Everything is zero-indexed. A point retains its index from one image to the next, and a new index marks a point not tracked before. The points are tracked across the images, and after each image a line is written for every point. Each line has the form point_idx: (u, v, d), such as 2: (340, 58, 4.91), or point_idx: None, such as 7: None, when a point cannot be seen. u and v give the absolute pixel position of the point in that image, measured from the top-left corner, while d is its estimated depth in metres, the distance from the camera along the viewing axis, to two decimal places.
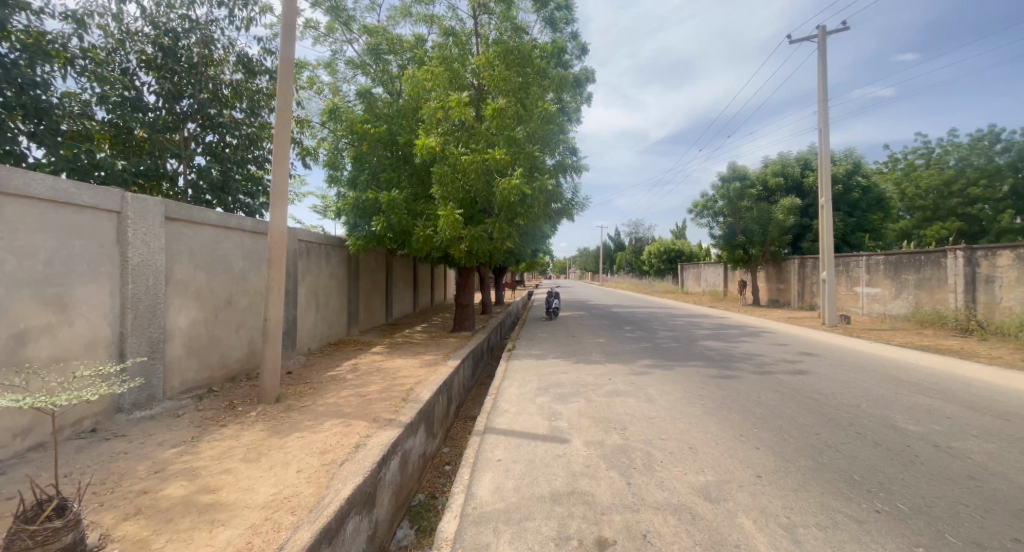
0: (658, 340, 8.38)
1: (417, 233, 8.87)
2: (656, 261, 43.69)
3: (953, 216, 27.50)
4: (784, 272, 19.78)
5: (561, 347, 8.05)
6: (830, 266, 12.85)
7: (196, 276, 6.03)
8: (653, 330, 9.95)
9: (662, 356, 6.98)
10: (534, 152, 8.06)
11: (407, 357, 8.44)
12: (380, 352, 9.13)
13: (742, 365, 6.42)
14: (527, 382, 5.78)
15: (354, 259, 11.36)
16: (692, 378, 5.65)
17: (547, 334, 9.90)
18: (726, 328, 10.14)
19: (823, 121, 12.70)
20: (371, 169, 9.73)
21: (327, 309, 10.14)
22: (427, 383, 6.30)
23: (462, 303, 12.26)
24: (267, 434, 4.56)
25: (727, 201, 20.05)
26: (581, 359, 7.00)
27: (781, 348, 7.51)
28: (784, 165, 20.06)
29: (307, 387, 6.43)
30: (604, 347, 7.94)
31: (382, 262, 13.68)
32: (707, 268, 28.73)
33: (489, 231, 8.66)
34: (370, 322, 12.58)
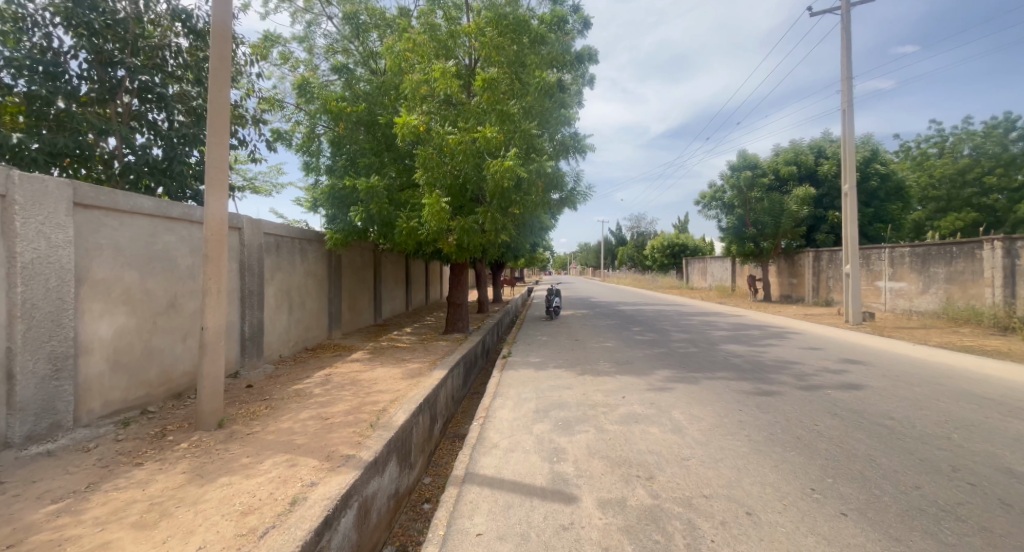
0: (674, 345, 7.39)
1: (400, 224, 7.85)
2: (659, 256, 42.65)
3: (968, 206, 26.41)
4: (796, 266, 18.78)
5: (564, 354, 7.05)
6: (854, 259, 11.84)
7: (122, 275, 4.99)
8: (665, 331, 8.94)
9: (681, 365, 5.97)
10: (530, 130, 7.04)
11: (388, 366, 7.43)
12: (360, 359, 8.12)
13: (778, 376, 5.41)
14: (523, 400, 4.78)
15: (335, 255, 10.35)
16: (723, 396, 4.66)
17: (548, 337, 8.89)
18: (746, 328, 9.13)
19: (847, 100, 11.65)
20: (350, 153, 8.72)
21: (303, 310, 9.14)
22: (404, 401, 5.28)
23: (454, 302, 11.28)
24: (188, 477, 3.54)
25: (738, 191, 19.09)
26: (587, 369, 5.99)
27: (817, 354, 6.50)
28: (797, 153, 18.95)
29: (263, 407, 5.42)
30: (613, 353, 6.93)
31: (368, 258, 12.67)
32: (713, 262, 27.68)
33: (481, 221, 7.66)
34: (355, 324, 11.60)
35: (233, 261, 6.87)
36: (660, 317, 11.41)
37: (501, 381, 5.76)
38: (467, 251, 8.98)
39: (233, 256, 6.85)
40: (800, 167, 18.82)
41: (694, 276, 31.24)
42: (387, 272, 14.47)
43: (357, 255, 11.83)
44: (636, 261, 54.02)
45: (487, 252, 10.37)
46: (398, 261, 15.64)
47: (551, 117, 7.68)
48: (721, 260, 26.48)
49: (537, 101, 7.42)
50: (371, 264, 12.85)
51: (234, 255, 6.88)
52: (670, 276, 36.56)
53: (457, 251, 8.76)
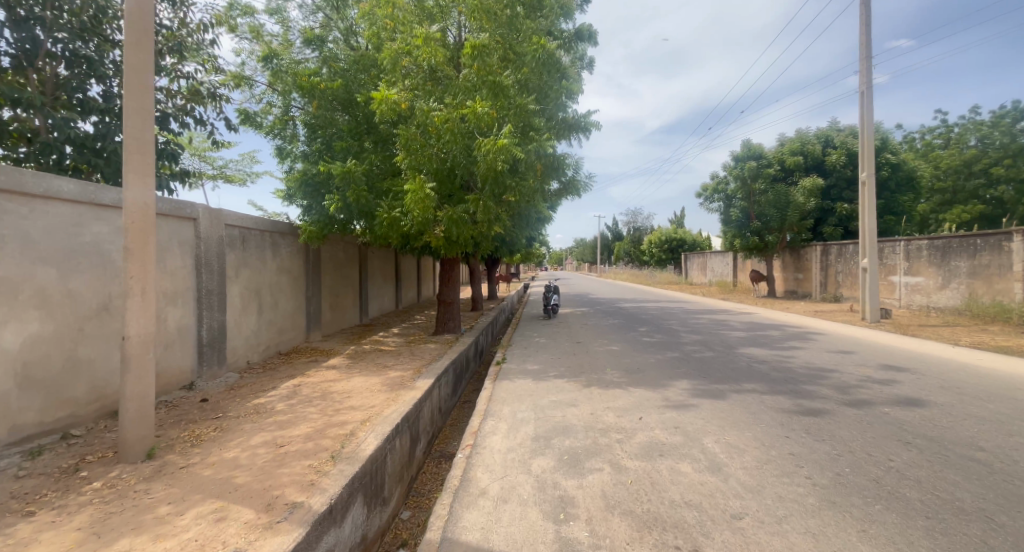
0: (688, 349, 6.60)
1: (380, 214, 7.01)
2: (657, 251, 41.91)
3: (973, 199, 25.82)
4: (802, 261, 18.07)
5: (565, 360, 6.24)
6: (872, 252, 11.08)
7: (34, 273, 4.11)
8: (674, 332, 8.15)
9: (701, 374, 5.17)
10: (526, 106, 6.20)
11: (367, 374, 6.59)
12: (337, 366, 7.27)
13: (817, 388, 4.63)
14: (519, 421, 3.96)
15: (312, 249, 9.48)
16: (759, 415, 3.86)
17: (546, 339, 8.09)
18: (762, 329, 8.37)
19: (866, 82, 10.88)
20: (326, 135, 7.86)
21: (276, 311, 8.27)
22: (377, 420, 4.45)
23: (444, 300, 10.44)
24: (80, 539, 2.69)
25: (742, 182, 18.29)
26: (592, 379, 5.18)
27: (852, 359, 5.72)
28: (803, 143, 18.15)
29: (211, 428, 4.57)
30: (620, 359, 6.13)
31: (352, 253, 11.80)
32: (714, 257, 26.92)
33: (471, 210, 6.81)
34: (337, 324, 10.75)
35: (187, 256, 5.99)
36: (666, 315, 10.63)
37: (493, 393, 4.94)
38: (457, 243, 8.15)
39: (186, 250, 5.97)
40: (807, 157, 18.03)
41: (694, 271, 30.50)
42: (374, 268, 13.60)
43: (339, 250, 10.97)
44: (633, 257, 53.21)
45: (479, 244, 9.55)
46: (386, 256, 14.76)
47: (550, 90, 6.81)
48: (722, 254, 25.72)
49: (534, 73, 6.55)
50: (355, 259, 11.98)
51: (187, 249, 6.00)
52: (669, 271, 35.84)
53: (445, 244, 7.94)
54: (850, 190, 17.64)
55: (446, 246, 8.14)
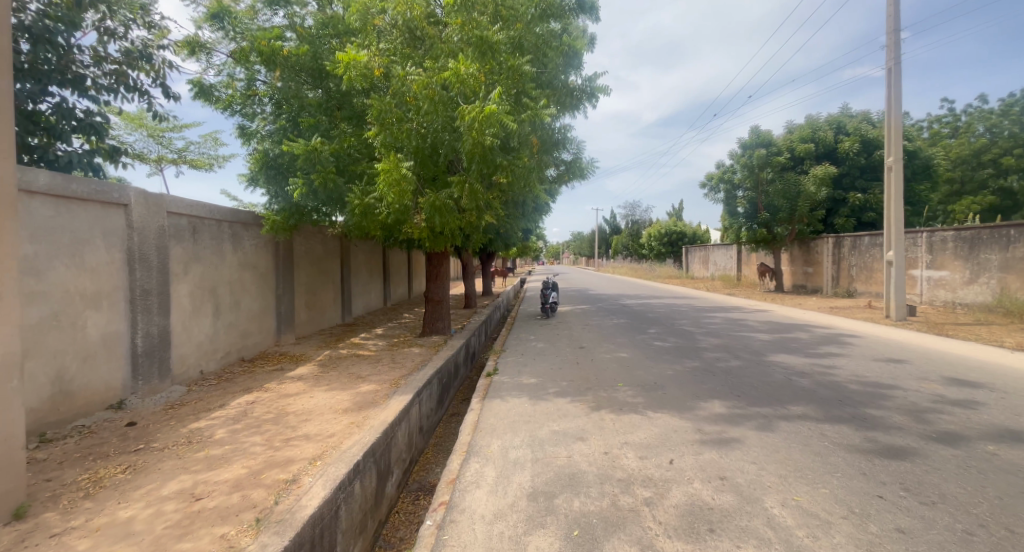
0: (710, 356, 5.68)
1: (351, 200, 6.02)
2: (656, 244, 41.00)
3: (983, 190, 25.00)
4: (812, 254, 17.19)
5: (567, 371, 5.29)
6: (898, 244, 10.17)
7: None
8: (688, 335, 7.21)
9: (733, 392, 4.23)
10: (520, 68, 5.21)
11: (336, 388, 5.62)
12: (303, 376, 6.30)
13: (884, 411, 3.71)
14: (512, 466, 3.00)
15: (282, 242, 8.47)
16: (826, 456, 2.93)
17: (544, 343, 7.13)
18: (787, 330, 7.45)
19: (893, 57, 9.94)
20: (292, 111, 6.89)
21: (237, 312, 7.26)
22: (331, 458, 3.49)
23: (431, 298, 9.48)
24: None
25: (750, 171, 17.33)
26: (602, 399, 4.23)
27: (909, 370, 4.82)
28: (814, 130, 17.17)
29: (122, 469, 3.59)
30: (631, 371, 5.19)
31: (330, 247, 10.82)
32: (716, 251, 26.00)
33: (457, 196, 5.84)
34: (312, 325, 9.74)
35: (116, 250, 4.99)
36: (674, 315, 9.68)
37: (480, 419, 3.98)
38: (444, 235, 7.18)
39: (113, 243, 4.97)
40: (818, 144, 17.04)
41: (695, 265, 29.56)
42: (358, 263, 12.61)
43: (315, 244, 9.98)
44: (632, 250, 52.26)
45: (469, 236, 8.55)
46: (373, 250, 13.76)
47: (547, 50, 5.80)
48: (726, 248, 24.79)
49: (529, 31, 5.56)
50: (335, 254, 10.98)
51: (115, 241, 5.00)
52: (669, 266, 34.94)
53: (429, 236, 6.97)
54: (864, 179, 16.68)
55: (430, 239, 7.16)
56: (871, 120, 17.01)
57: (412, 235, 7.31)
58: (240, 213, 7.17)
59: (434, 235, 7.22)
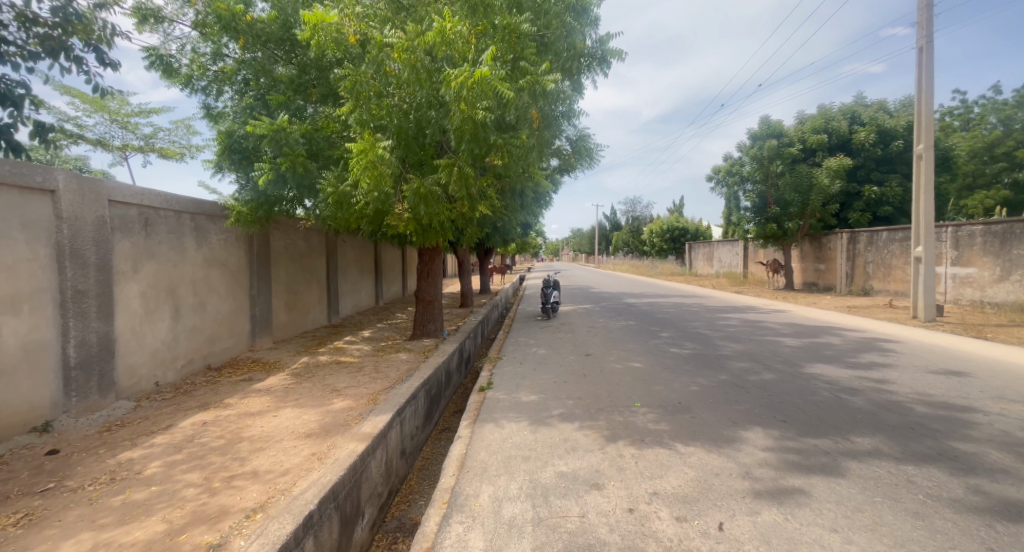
0: (737, 368, 4.92)
1: (324, 187, 5.26)
2: (657, 240, 40.20)
3: (996, 184, 24.22)
4: (824, 250, 16.44)
5: (573, 385, 4.53)
6: (928, 239, 9.38)
7: None
8: (705, 341, 6.45)
9: (777, 416, 3.49)
10: (517, 27, 4.42)
11: (306, 404, 4.85)
12: (272, 389, 5.54)
13: (975, 445, 2.96)
14: (507, 531, 2.24)
15: (257, 237, 7.70)
16: (930, 519, 2.17)
17: (546, 349, 6.36)
18: (816, 335, 6.70)
19: (925, 36, 9.18)
20: (261, 88, 6.17)
21: (202, 314, 6.49)
22: (277, 509, 2.73)
23: (423, 297, 8.72)
24: None
25: (760, 163, 16.54)
26: (618, 426, 3.47)
27: (978, 387, 4.08)
28: (827, 120, 16.36)
29: (13, 521, 2.82)
30: (648, 386, 4.43)
31: (314, 243, 10.06)
32: (721, 247, 25.21)
33: (445, 182, 5.05)
34: (293, 327, 8.97)
35: (40, 244, 4.22)
36: (685, 316, 8.91)
37: (468, 452, 3.21)
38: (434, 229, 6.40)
39: (37, 236, 4.18)
40: (831, 135, 16.23)
41: (699, 262, 28.76)
42: (346, 260, 11.85)
43: (296, 240, 9.23)
44: (632, 247, 51.41)
45: (463, 230, 7.75)
46: (362, 246, 13.00)
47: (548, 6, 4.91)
48: (731, 244, 23.99)
49: None
50: (319, 250, 10.21)
51: (40, 234, 4.22)
52: (671, 263, 34.14)
53: (416, 230, 6.18)
54: (879, 171, 15.85)
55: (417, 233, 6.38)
56: (887, 109, 16.23)
57: (397, 229, 6.54)
58: (204, 203, 6.40)
59: (422, 229, 6.43)
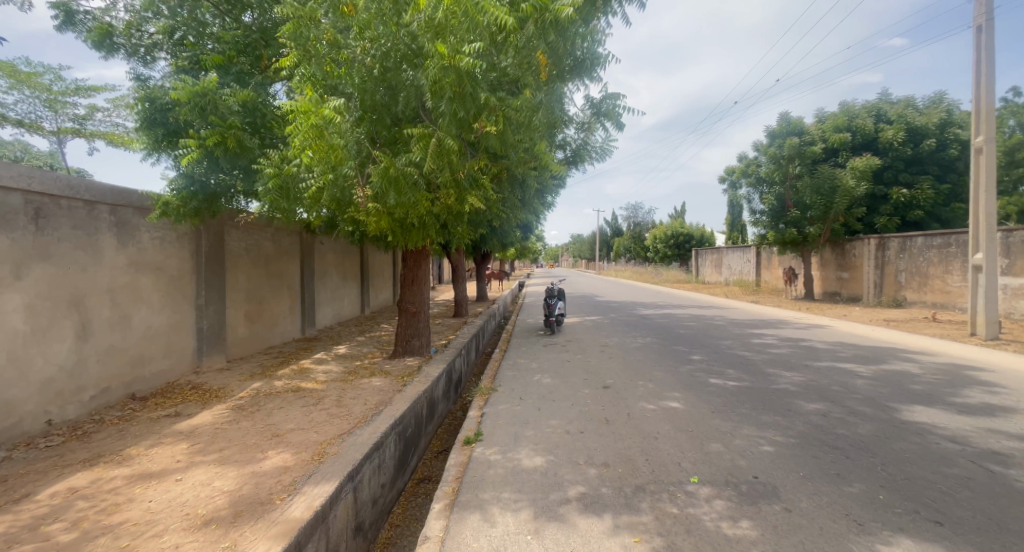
0: (811, 413, 3.66)
1: (264, 169, 4.05)
2: (661, 247, 39.00)
3: (1018, 189, 23.04)
4: (847, 258, 15.25)
5: (594, 439, 3.27)
6: (990, 245, 8.15)
7: None
8: (750, 368, 5.19)
9: (925, 513, 2.22)
10: None
11: (230, 459, 3.57)
12: (197, 430, 4.26)
13: None
14: None
15: (206, 235, 6.46)
16: None
17: (552, 377, 5.10)
18: (883, 361, 5.45)
19: (985, 13, 8.00)
20: (199, 51, 5.04)
21: (127, 331, 5.20)
22: None
23: (405, 308, 7.45)
24: None
25: (778, 163, 15.35)
26: (675, 528, 2.20)
27: None
28: (850, 118, 15.20)
29: None
30: (700, 443, 3.16)
31: (286, 245, 8.86)
32: (731, 253, 23.96)
33: (421, 160, 3.85)
34: (253, 342, 7.68)
35: None
36: (712, 333, 7.66)
37: None
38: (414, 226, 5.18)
39: None
40: (855, 134, 15.06)
41: (706, 269, 27.51)
42: (325, 265, 10.62)
43: (262, 242, 8.03)
44: (634, 253, 50.16)
45: (452, 230, 6.52)
46: (345, 250, 11.77)
47: None
48: (742, 251, 22.75)
49: None
50: (290, 252, 8.98)
51: None
52: (677, 270, 32.85)
53: (390, 227, 4.97)
54: (908, 172, 14.67)
55: (390, 231, 5.16)
56: (916, 106, 15.06)
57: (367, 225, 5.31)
58: (127, 192, 5.14)
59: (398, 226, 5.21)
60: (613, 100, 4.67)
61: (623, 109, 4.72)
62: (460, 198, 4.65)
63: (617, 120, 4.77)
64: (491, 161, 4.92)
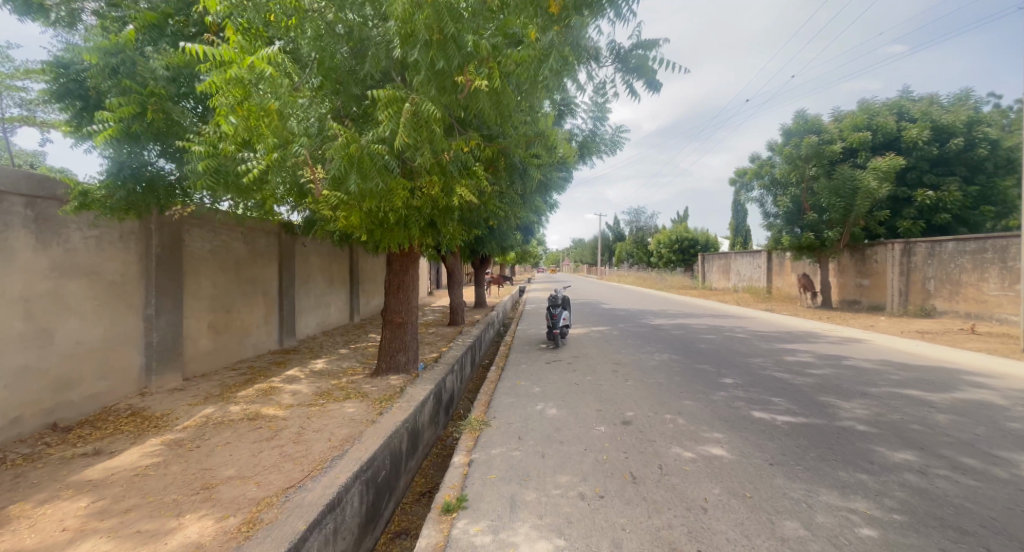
0: (901, 468, 2.79)
1: (195, 152, 3.18)
2: (666, 252, 38.13)
3: None
4: (867, 264, 14.37)
5: (619, 511, 2.38)
6: None
7: None
8: (797, 396, 4.28)
9: None
10: None
11: (130, 529, 2.66)
12: (111, 479, 3.36)
13: None
14: None
15: (158, 234, 5.60)
16: None
17: (557, 406, 4.20)
18: (953, 389, 4.55)
19: None
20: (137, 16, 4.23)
21: (47, 347, 4.31)
22: None
23: (390, 319, 6.55)
24: None
25: (795, 163, 14.44)
26: None
27: None
28: (870, 116, 14.35)
29: None
30: (769, 519, 2.26)
31: (261, 248, 8.03)
32: (740, 259, 23.02)
33: (391, 136, 2.98)
34: (217, 356, 6.79)
35: None
36: (737, 347, 6.75)
37: None
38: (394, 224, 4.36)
39: None
40: (875, 132, 14.14)
41: (713, 275, 26.55)
42: (309, 270, 9.76)
43: (232, 244, 7.19)
44: (637, 258, 49.24)
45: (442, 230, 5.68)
46: (332, 254, 10.91)
47: None
48: (752, 256, 21.82)
49: None
50: (266, 256, 8.13)
51: None
52: (681, 275, 31.92)
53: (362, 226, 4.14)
54: (934, 173, 13.81)
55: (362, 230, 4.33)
56: (940, 104, 14.20)
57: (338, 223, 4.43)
58: (44, 182, 4.26)
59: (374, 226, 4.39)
60: (646, 50, 3.77)
61: (655, 63, 3.86)
62: (446, 188, 3.85)
63: (649, 78, 3.90)
64: (484, 143, 4.08)
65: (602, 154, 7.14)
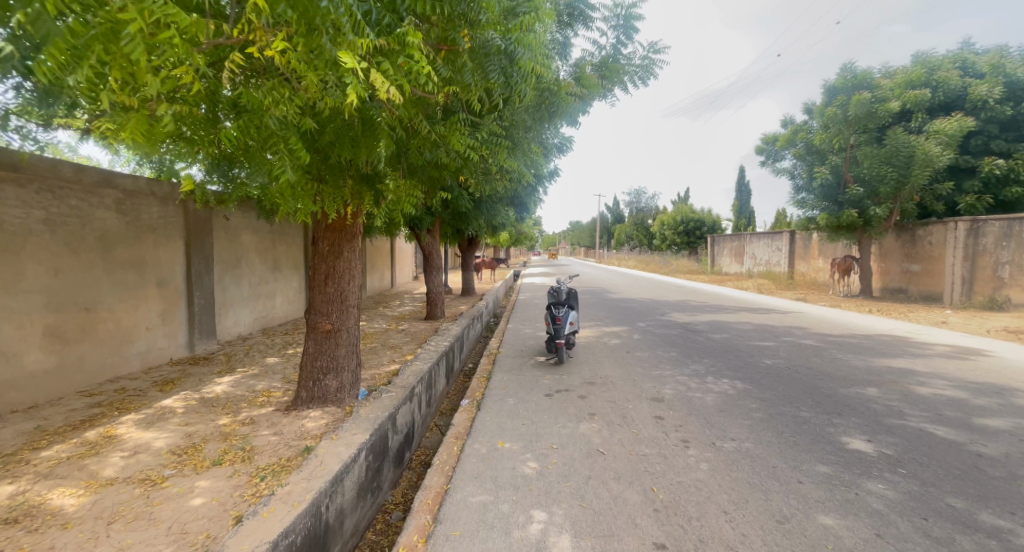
0: None
1: None
2: (669, 234, 35.87)
3: None
4: (916, 248, 12.34)
5: None
6: None
7: None
8: None
9: None
10: None
11: None
12: None
13: None
14: None
15: None
16: None
17: (573, 525, 2.08)
18: None
19: None
20: None
21: None
22: None
23: (314, 325, 4.38)
24: None
25: (838, 127, 12.20)
26: None
27: None
28: (930, 70, 12.12)
29: None
30: None
31: (154, 220, 5.82)
32: (757, 241, 20.82)
33: None
34: (66, 374, 4.67)
35: None
36: (822, 366, 4.63)
37: None
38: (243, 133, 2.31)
39: None
40: (936, 90, 11.94)
41: (724, 258, 24.32)
42: (239, 251, 7.56)
43: (95, 212, 4.99)
44: (637, 240, 46.96)
45: (380, 183, 3.55)
46: (275, 232, 8.68)
47: None
48: (771, 237, 19.61)
49: None
50: (162, 230, 5.93)
51: None
52: (686, 258, 29.72)
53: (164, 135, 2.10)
54: (1004, 139, 11.68)
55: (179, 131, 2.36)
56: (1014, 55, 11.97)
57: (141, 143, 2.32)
58: None
59: (204, 114, 2.38)
60: None
61: None
62: (309, 47, 1.76)
63: None
64: None
65: (623, 90, 4.86)
